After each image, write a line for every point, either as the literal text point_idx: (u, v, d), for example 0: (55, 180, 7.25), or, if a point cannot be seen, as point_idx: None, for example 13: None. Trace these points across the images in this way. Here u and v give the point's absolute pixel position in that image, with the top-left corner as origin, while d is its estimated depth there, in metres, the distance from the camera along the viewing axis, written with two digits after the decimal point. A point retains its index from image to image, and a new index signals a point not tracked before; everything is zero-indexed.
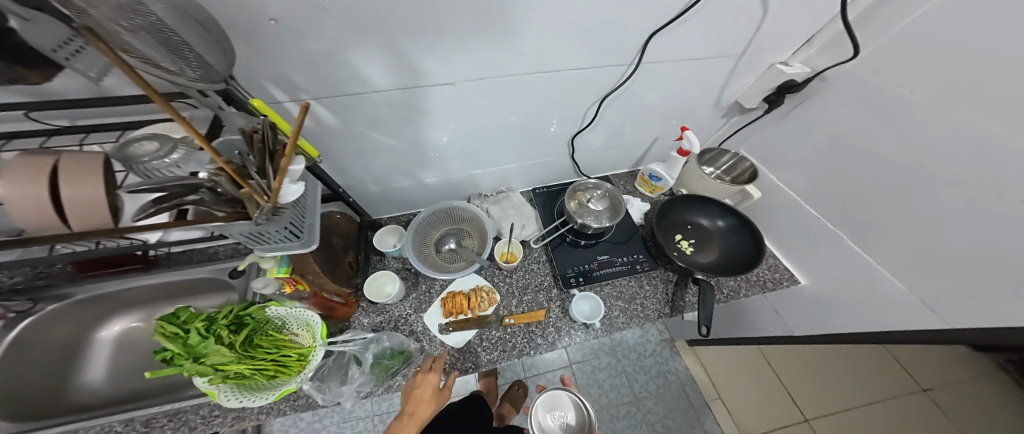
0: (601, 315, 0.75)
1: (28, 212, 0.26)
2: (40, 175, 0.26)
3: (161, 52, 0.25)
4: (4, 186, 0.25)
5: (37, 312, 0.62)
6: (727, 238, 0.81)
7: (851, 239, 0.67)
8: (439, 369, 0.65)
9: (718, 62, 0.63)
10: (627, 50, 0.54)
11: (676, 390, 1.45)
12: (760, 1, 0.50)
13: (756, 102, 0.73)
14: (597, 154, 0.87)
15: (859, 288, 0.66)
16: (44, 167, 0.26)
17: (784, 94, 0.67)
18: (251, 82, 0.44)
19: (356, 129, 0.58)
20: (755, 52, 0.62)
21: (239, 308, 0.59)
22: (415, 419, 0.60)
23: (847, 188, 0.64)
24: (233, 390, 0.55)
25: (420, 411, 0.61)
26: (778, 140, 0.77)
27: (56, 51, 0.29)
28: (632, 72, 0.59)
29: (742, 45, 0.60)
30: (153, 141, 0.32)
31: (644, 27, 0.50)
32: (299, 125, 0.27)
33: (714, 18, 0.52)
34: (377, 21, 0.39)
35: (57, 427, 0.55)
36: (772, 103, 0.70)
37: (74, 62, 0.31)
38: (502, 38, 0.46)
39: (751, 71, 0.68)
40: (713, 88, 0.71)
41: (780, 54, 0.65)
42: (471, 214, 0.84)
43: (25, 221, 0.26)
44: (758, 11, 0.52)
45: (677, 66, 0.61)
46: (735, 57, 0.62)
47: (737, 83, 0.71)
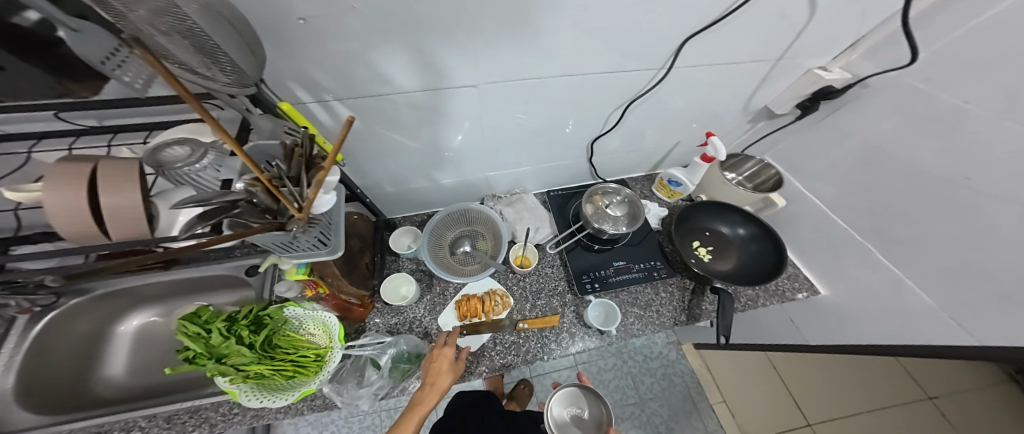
0: (617, 322, 0.73)
1: (67, 221, 0.25)
2: (80, 182, 0.26)
3: (195, 56, 0.24)
4: (47, 194, 0.24)
5: (60, 307, 0.64)
6: (747, 246, 0.78)
7: (878, 251, 0.64)
8: (454, 343, 0.66)
9: (753, 66, 0.61)
10: (657, 54, 0.52)
11: (680, 392, 1.43)
12: (799, 4, 0.48)
13: (788, 108, 0.71)
14: (616, 157, 0.85)
15: (884, 302, 0.64)
16: (83, 173, 0.26)
17: (819, 101, 0.65)
18: (276, 83, 0.43)
19: (376, 130, 0.58)
20: (792, 57, 0.60)
21: (259, 308, 0.60)
22: (436, 389, 0.61)
23: (877, 200, 0.62)
24: (253, 390, 0.56)
25: (440, 382, 0.61)
26: (803, 148, 0.75)
27: (100, 60, 0.26)
28: (664, 75, 0.58)
29: (780, 50, 0.58)
30: (184, 146, 0.31)
31: (679, 30, 0.48)
32: (342, 139, 0.27)
33: (750, 23, 0.49)
34: (405, 23, 0.38)
35: (82, 421, 0.56)
36: (805, 110, 0.68)
37: (121, 73, 0.28)
38: (529, 40, 0.45)
39: (786, 75, 0.66)
40: (743, 94, 0.69)
41: (821, 57, 0.62)
42: (485, 216, 0.83)
43: (66, 230, 0.26)
44: (794, 14, 0.50)
45: (706, 71, 0.59)
46: (772, 60, 0.60)
47: (769, 88, 0.69)
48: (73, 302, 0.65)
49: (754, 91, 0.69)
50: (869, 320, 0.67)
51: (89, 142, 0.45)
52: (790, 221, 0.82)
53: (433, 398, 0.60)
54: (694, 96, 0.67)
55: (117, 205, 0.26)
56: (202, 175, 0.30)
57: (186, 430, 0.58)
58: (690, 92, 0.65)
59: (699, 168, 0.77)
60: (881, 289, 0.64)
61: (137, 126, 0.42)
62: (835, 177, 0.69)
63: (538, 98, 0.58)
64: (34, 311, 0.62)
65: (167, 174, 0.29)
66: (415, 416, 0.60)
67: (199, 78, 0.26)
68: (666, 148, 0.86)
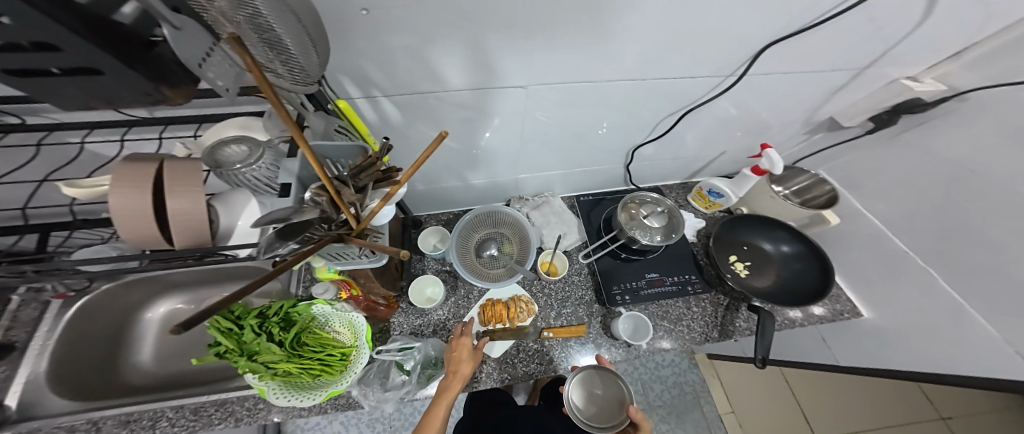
0: (648, 337, 0.69)
1: (135, 218, 0.26)
2: (149, 182, 0.27)
3: (263, 50, 0.24)
4: (118, 193, 0.26)
5: (93, 292, 0.64)
6: (790, 265, 0.74)
7: (942, 280, 0.59)
8: (470, 332, 0.65)
9: (834, 75, 0.58)
10: (726, 59, 0.49)
11: (688, 401, 1.36)
12: (886, 11, 0.44)
13: (860, 120, 0.67)
14: (654, 164, 0.82)
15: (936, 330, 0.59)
16: (151, 174, 0.27)
17: (899, 115, 0.61)
18: (329, 78, 0.42)
19: (417, 128, 0.55)
20: (881, 66, 0.57)
21: (289, 304, 0.58)
22: (459, 376, 0.59)
23: (948, 223, 0.58)
24: (281, 387, 0.54)
25: (462, 368, 0.60)
26: (876, 162, 0.71)
27: (196, 62, 0.23)
28: (731, 84, 0.55)
29: (870, 58, 0.55)
30: (242, 145, 0.33)
31: (761, 34, 0.45)
32: (429, 154, 0.28)
33: (832, 29, 0.46)
34: (473, 19, 0.36)
35: (112, 409, 0.56)
36: (881, 123, 0.64)
37: (214, 76, 0.25)
38: (593, 41, 0.42)
39: (867, 86, 0.63)
40: (811, 103, 0.66)
41: (913, 69, 0.60)
42: (513, 218, 0.79)
43: (128, 227, 0.27)
44: (878, 22, 0.46)
45: (769, 79, 0.56)
46: (857, 71, 0.58)
47: (844, 98, 0.66)
48: (105, 286, 0.65)
49: (824, 101, 0.66)
50: (907, 351, 0.62)
51: (139, 133, 0.47)
52: (844, 238, 0.78)
53: (458, 384, 0.58)
54: (751, 104, 0.63)
55: (179, 209, 0.27)
56: (256, 175, 0.33)
57: (212, 423, 0.57)
58: (754, 100, 0.62)
59: (747, 180, 0.74)
60: (938, 316, 0.59)
61: (183, 118, 0.42)
62: (906, 198, 0.65)
63: (588, 103, 0.55)
64: (68, 297, 0.63)
65: (224, 173, 0.32)
66: (442, 406, 0.57)
67: (266, 72, 0.26)
68: (710, 157, 0.82)
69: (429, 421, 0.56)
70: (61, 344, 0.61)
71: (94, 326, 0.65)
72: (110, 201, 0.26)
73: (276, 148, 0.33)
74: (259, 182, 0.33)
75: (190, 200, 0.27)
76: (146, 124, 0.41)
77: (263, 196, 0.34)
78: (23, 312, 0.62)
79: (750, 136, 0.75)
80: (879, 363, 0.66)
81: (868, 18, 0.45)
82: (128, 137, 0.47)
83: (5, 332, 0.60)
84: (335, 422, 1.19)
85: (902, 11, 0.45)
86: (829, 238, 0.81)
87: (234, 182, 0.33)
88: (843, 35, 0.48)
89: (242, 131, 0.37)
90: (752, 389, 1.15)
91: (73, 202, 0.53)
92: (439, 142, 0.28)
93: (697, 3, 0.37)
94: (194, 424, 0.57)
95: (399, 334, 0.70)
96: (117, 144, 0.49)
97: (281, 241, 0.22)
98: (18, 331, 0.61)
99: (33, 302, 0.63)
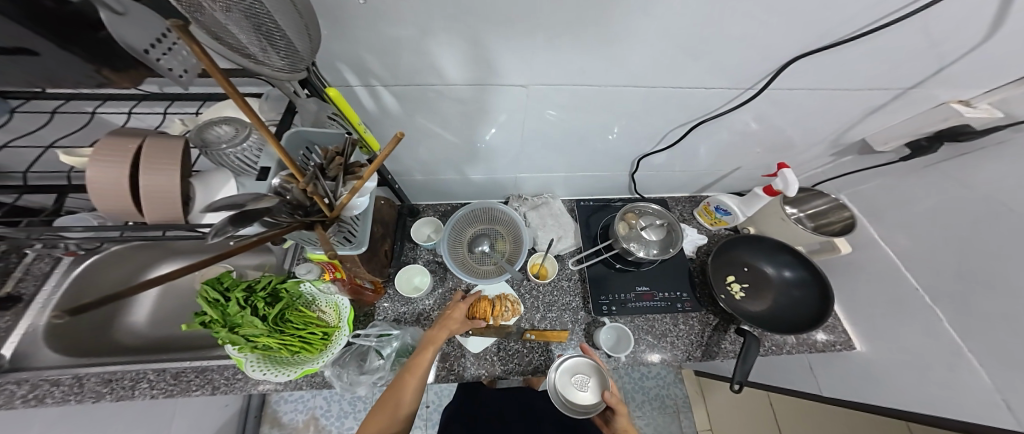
0: (629, 349, 0.69)
1: (112, 192, 0.27)
2: (129, 158, 0.27)
3: (250, 36, 0.24)
4: (100, 166, 0.26)
5: (102, 253, 0.66)
6: (788, 292, 0.70)
7: (950, 323, 0.54)
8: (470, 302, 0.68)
9: (871, 97, 0.54)
10: (747, 73, 0.46)
11: (668, 414, 1.36)
12: (924, 37, 0.41)
13: (894, 146, 0.61)
14: (661, 175, 0.80)
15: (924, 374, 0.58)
16: (131, 149, 0.28)
17: (941, 142, 0.55)
18: (327, 63, 0.41)
19: (416, 120, 0.55)
20: (932, 86, 0.51)
21: (278, 279, 0.58)
22: (445, 326, 0.62)
23: (962, 266, 0.52)
24: (259, 361, 0.55)
25: (451, 322, 0.63)
26: (895, 190, 0.66)
27: (143, 48, 0.28)
28: (753, 96, 0.51)
29: (916, 80, 0.49)
30: (229, 125, 0.34)
31: (788, 49, 0.42)
32: (388, 154, 0.27)
33: (862, 52, 0.43)
34: (474, 10, 0.35)
35: (96, 366, 0.57)
36: (918, 150, 0.58)
37: (164, 61, 0.30)
38: (600, 45, 0.40)
39: (910, 107, 0.57)
40: (841, 123, 0.62)
41: (967, 93, 0.52)
42: (509, 217, 0.78)
43: (105, 200, 0.27)
44: (917, 47, 0.43)
45: (791, 96, 0.52)
46: (900, 91, 0.52)
47: (882, 118, 0.61)
48: (114, 247, 0.68)
49: (855, 123, 0.62)
50: (895, 389, 0.60)
51: (149, 106, 0.46)
52: (848, 269, 0.73)
53: (444, 333, 0.61)
54: (771, 121, 0.59)
55: (155, 186, 0.27)
56: (243, 156, 0.33)
57: (189, 389, 0.58)
58: (777, 116, 0.58)
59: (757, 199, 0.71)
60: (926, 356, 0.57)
61: (192, 95, 0.41)
62: (927, 231, 0.58)
63: (593, 106, 0.54)
64: (77, 256, 0.65)
65: (210, 153, 0.32)
66: (428, 353, 0.58)
67: (248, 61, 0.25)
68: (723, 172, 0.80)
69: (416, 360, 0.56)
70: (62, 298, 0.63)
71: (99, 284, 0.68)
72: (88, 172, 0.26)
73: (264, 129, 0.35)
74: (243, 164, 0.34)
75: (163, 176, 0.27)
76: (156, 98, 0.42)
77: (246, 177, 0.34)
78: (36, 266, 0.64)
79: (767, 154, 0.72)
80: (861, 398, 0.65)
81: (911, 38, 0.41)
82: (137, 110, 0.46)
83: (17, 283, 0.62)
84: (318, 397, 1.22)
85: (954, 32, 0.40)
86: (834, 268, 0.76)
87: (218, 162, 0.34)
88: (875, 58, 0.44)
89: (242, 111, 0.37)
90: (734, 410, 1.14)
91: (71, 171, 0.53)
92: (397, 142, 0.27)
93: (714, 10, 0.35)
94: (173, 389, 0.58)
95: (382, 320, 0.70)
96: (128, 115, 0.48)
97: (235, 226, 0.21)
98: (28, 284, 0.63)
99: (46, 257, 0.65)
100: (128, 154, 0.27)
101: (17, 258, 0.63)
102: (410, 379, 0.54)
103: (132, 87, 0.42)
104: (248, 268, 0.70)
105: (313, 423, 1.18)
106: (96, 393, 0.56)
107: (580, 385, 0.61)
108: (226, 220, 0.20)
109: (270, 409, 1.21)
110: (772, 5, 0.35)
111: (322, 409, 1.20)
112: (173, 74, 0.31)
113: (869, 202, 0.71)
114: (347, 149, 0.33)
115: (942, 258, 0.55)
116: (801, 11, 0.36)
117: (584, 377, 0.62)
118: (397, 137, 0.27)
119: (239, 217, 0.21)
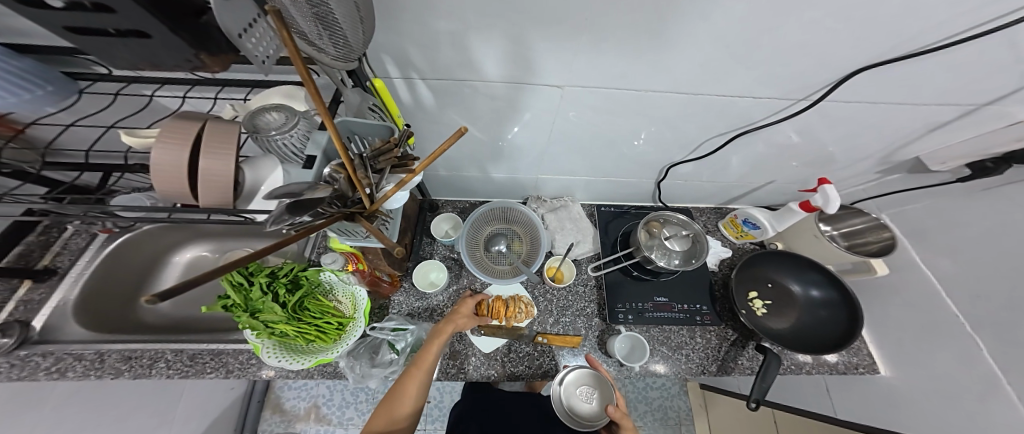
0: (644, 359, 0.67)
1: (168, 172, 0.27)
2: (188, 138, 0.27)
3: (312, 25, 0.24)
4: (162, 146, 0.26)
5: (134, 231, 0.68)
6: (814, 312, 0.67)
7: (989, 352, 0.51)
8: (475, 299, 0.67)
9: (928, 115, 0.52)
10: (799, 83, 0.45)
11: (670, 427, 1.33)
12: (994, 55, 0.39)
13: (952, 166, 0.58)
14: (690, 185, 0.78)
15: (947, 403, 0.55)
16: (191, 131, 0.28)
17: (1009, 164, 0.52)
18: (372, 53, 0.41)
19: (447, 115, 0.54)
20: (1006, 104, 0.48)
21: (300, 267, 0.58)
22: (451, 323, 0.61)
23: (1009, 298, 0.50)
24: (276, 348, 0.55)
25: (458, 317, 0.62)
26: (944, 214, 0.62)
27: (238, 32, 0.24)
28: (801, 108, 0.50)
29: (989, 97, 0.47)
30: (278, 112, 0.33)
31: (851, 57, 0.40)
32: (447, 148, 0.27)
33: (930, 65, 0.41)
34: (527, 8, 0.34)
35: (116, 344, 0.58)
36: (976, 171, 0.55)
37: (253, 46, 0.26)
38: (645, 51, 0.39)
39: (976, 125, 0.54)
40: (890, 141, 0.60)
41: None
42: (527, 218, 0.77)
43: (160, 181, 0.27)
44: (984, 64, 0.41)
45: (844, 108, 0.50)
46: (970, 107, 0.50)
47: (941, 136, 0.58)
48: (146, 226, 0.69)
49: (913, 139, 0.59)
50: (920, 418, 0.58)
51: (200, 91, 0.47)
52: (882, 291, 0.70)
53: (450, 327, 0.60)
54: (816, 134, 0.57)
55: (211, 168, 0.27)
56: (289, 142, 0.32)
57: (204, 371, 0.58)
58: (823, 130, 0.56)
59: (791, 214, 0.68)
60: (957, 388, 0.55)
61: (241, 82, 0.42)
62: (976, 256, 0.55)
63: (628, 111, 0.53)
64: (114, 232, 0.66)
65: (259, 139, 0.32)
66: (435, 345, 0.57)
67: (311, 49, 0.25)
68: (754, 185, 0.78)
69: (421, 355, 0.55)
70: (95, 273, 0.64)
71: (130, 262, 0.69)
72: (153, 153, 0.26)
73: (311, 118, 0.34)
74: (288, 152, 0.33)
75: (219, 159, 0.27)
76: (209, 83, 0.42)
77: (289, 164, 0.34)
78: (73, 241, 0.66)
79: (805, 168, 0.70)
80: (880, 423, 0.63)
81: (990, 51, 0.38)
82: (190, 95, 0.46)
83: (54, 257, 0.63)
84: (321, 386, 1.23)
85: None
86: (865, 290, 0.74)
87: (266, 148, 0.33)
88: (945, 72, 0.42)
89: (286, 99, 0.36)
90: None
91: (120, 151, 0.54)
92: (456, 138, 0.27)
93: (776, 17, 0.34)
94: (188, 370, 0.58)
95: (396, 313, 0.69)
96: (181, 100, 0.48)
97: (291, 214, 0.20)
98: (64, 258, 0.64)
99: (84, 233, 0.66)
100: (189, 134, 0.28)
101: (59, 232, 0.65)
102: (416, 373, 0.53)
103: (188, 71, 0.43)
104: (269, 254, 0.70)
105: (314, 412, 1.18)
106: (115, 370, 0.56)
107: (587, 393, 0.60)
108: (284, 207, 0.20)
109: (273, 395, 1.20)
110: (837, 11, 0.33)
111: (324, 397, 1.21)
112: (258, 60, 0.28)
113: (911, 223, 0.68)
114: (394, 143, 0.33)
115: (986, 286, 0.53)
116: (872, 19, 0.34)
117: (591, 389, 0.61)
118: (458, 132, 0.27)
119: (295, 205, 0.21)
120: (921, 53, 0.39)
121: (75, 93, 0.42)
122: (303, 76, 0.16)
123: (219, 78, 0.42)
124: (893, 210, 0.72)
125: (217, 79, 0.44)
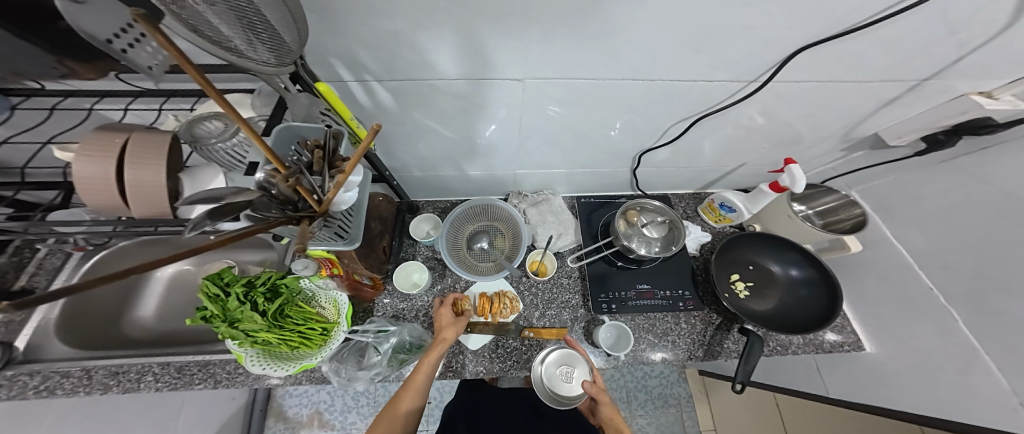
0: (628, 347, 0.67)
1: (100, 183, 0.30)
2: (114, 152, 0.30)
3: (237, 31, 0.24)
4: (92, 160, 0.30)
5: (111, 248, 0.69)
6: (795, 292, 0.67)
7: (965, 324, 0.51)
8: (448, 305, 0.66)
9: (884, 90, 0.52)
10: (753, 64, 0.44)
11: (671, 414, 1.33)
12: (936, 25, 0.39)
13: (909, 140, 0.58)
14: (664, 171, 0.78)
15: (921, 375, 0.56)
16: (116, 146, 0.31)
17: (961, 135, 0.52)
18: (319, 58, 0.41)
19: (413, 115, 0.54)
20: (952, 76, 0.48)
21: (278, 275, 0.57)
22: (444, 342, 0.59)
23: (980, 267, 0.50)
24: (259, 356, 0.56)
25: (447, 332, 0.61)
26: (910, 188, 0.62)
27: (106, 39, 0.28)
28: (755, 90, 0.50)
29: (935, 70, 0.47)
30: (218, 121, 0.37)
31: (795, 38, 0.40)
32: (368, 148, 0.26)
33: (877, 40, 0.41)
34: (468, 3, 0.34)
35: (101, 361, 0.58)
36: (934, 144, 0.55)
37: (136, 59, 0.31)
38: (594, 37, 0.39)
39: (923, 100, 0.54)
40: (850, 119, 0.59)
41: (988, 83, 0.49)
42: (508, 214, 0.77)
43: (92, 190, 0.31)
44: (930, 36, 0.40)
45: (800, 89, 0.50)
46: (914, 82, 0.50)
47: (893, 112, 0.57)
48: (119, 243, 0.69)
49: (866, 116, 0.59)
50: (899, 392, 0.58)
51: (144, 103, 0.47)
52: (858, 267, 0.71)
53: (444, 345, 0.59)
54: (779, 115, 0.57)
55: (140, 178, 0.30)
56: (232, 151, 0.37)
57: (193, 382, 0.58)
58: (784, 110, 0.56)
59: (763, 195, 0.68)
60: (943, 362, 0.54)
61: (185, 91, 0.43)
62: (945, 228, 0.55)
63: (591, 101, 0.52)
64: (87, 250, 0.67)
65: (201, 149, 0.36)
66: (431, 358, 0.57)
67: (232, 55, 0.25)
68: (727, 168, 0.78)
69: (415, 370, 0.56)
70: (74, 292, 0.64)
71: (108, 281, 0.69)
72: (80, 165, 0.29)
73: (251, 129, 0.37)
74: (231, 160, 0.38)
75: (147, 170, 0.31)
76: (151, 94, 0.43)
77: (233, 172, 0.38)
78: (49, 261, 0.66)
79: (776, 149, 0.69)
80: (866, 399, 0.63)
81: (932, 22, 0.38)
82: (134, 107, 0.47)
83: (30, 277, 0.64)
84: (321, 392, 1.24)
85: (979, 17, 0.37)
86: (843, 267, 0.74)
87: (209, 158, 0.37)
88: (894, 45, 0.42)
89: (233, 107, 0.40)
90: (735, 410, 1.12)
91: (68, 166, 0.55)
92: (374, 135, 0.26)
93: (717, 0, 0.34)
94: (176, 382, 0.58)
95: (380, 316, 0.70)
96: (126, 112, 0.49)
97: (212, 219, 0.20)
98: (41, 278, 0.65)
99: (58, 252, 0.67)
100: (116, 149, 0.31)
101: (31, 252, 0.65)
102: (410, 388, 0.54)
103: (123, 83, 0.44)
104: (250, 264, 0.71)
105: (317, 418, 1.19)
106: (103, 385, 0.57)
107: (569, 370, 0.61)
108: (204, 214, 0.20)
109: (275, 403, 1.22)
110: None
111: (325, 403, 1.22)
112: (145, 69, 0.32)
113: (881, 198, 0.68)
114: (333, 143, 0.33)
115: (955, 257, 0.53)
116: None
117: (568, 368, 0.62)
118: (375, 129, 0.26)
119: (216, 211, 0.21)
120: (867, 26, 0.38)
121: (7, 109, 0.43)
122: (204, 85, 0.16)
123: (157, 89, 0.44)
124: (867, 186, 0.72)
125: (159, 89, 0.45)
